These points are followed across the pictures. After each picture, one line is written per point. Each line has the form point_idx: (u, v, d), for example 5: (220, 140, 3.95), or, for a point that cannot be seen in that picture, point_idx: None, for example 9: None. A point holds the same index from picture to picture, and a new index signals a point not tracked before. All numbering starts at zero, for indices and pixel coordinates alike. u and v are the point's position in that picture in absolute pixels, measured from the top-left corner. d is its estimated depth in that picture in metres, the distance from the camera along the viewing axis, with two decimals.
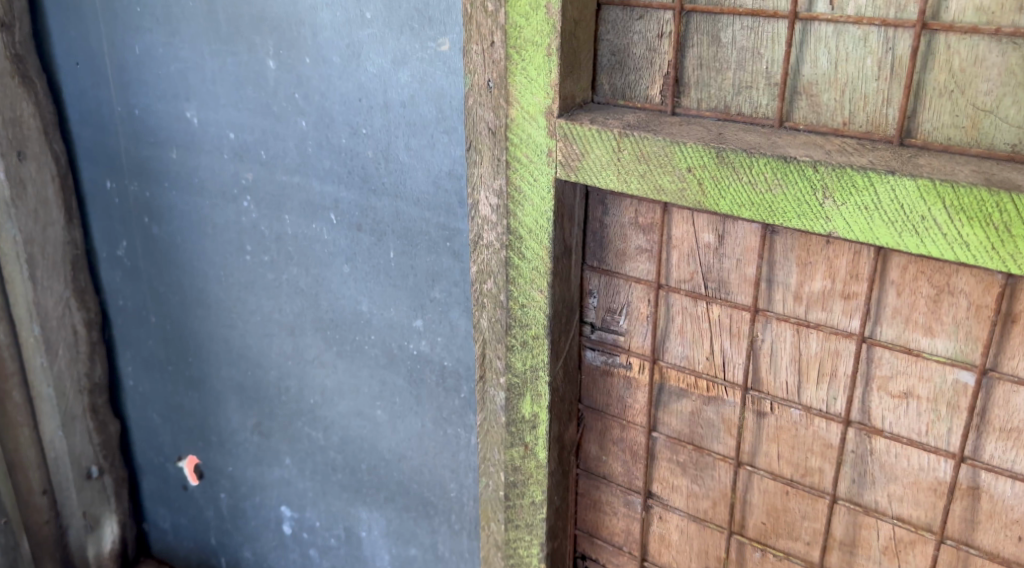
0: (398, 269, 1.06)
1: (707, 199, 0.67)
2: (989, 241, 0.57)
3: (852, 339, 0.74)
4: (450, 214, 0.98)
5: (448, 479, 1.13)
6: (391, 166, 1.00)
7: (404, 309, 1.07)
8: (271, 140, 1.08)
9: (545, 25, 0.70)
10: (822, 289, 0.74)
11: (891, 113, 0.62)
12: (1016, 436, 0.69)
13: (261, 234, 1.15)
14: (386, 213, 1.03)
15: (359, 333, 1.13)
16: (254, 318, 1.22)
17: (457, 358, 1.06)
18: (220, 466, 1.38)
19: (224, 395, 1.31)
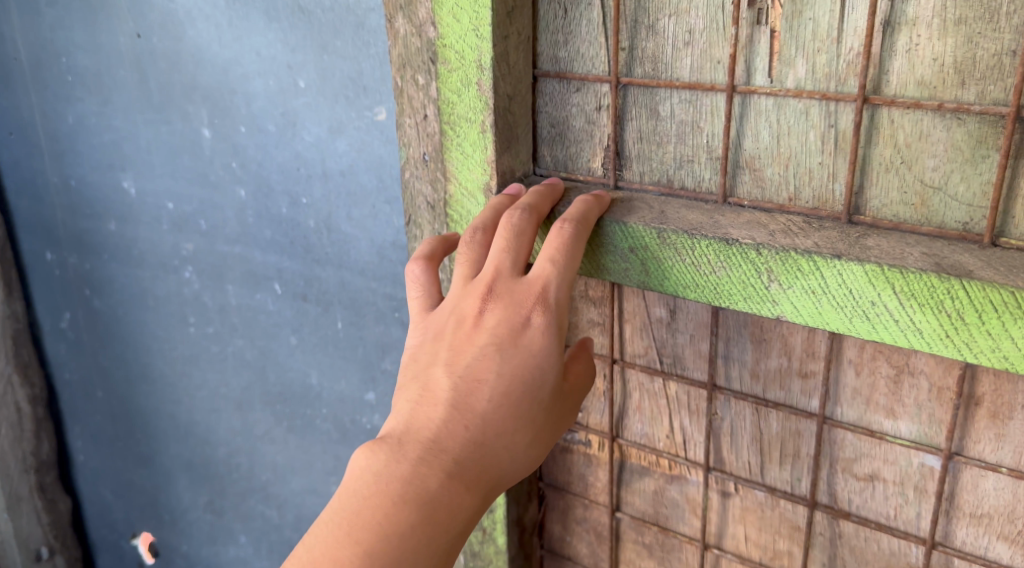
0: (348, 340, 1.01)
1: (653, 279, 0.64)
2: (941, 327, 0.55)
3: (812, 419, 0.70)
4: (396, 284, 0.95)
5: None
6: (334, 236, 0.96)
7: (356, 381, 1.03)
8: (210, 210, 1.05)
9: (477, 102, 0.66)
10: (778, 367, 0.70)
11: (837, 189, 0.60)
12: (987, 521, 0.65)
13: (204, 305, 1.11)
14: (331, 283, 0.99)
15: (310, 407, 1.08)
16: (200, 393, 1.18)
17: None
18: (174, 544, 1.34)
19: (174, 472, 1.27)
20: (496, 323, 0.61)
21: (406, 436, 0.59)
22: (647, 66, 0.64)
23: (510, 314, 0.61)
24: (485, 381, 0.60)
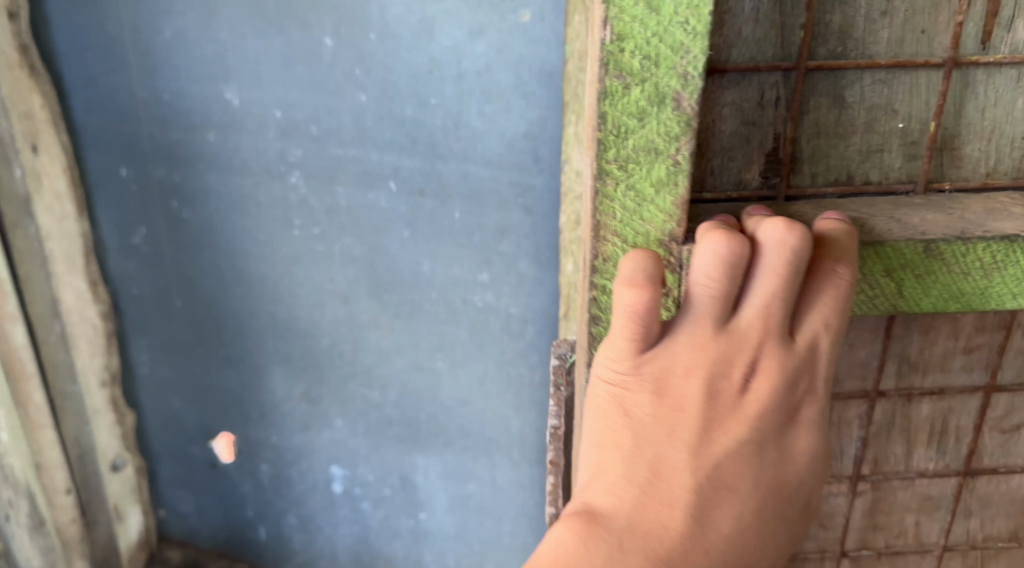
0: (465, 227, 1.33)
1: (913, 295, 0.89)
2: None
3: (978, 390, 1.06)
4: (523, 171, 1.26)
5: (513, 416, 1.48)
6: (462, 131, 1.25)
7: (471, 265, 1.36)
8: (324, 116, 1.29)
9: (677, 119, 0.80)
10: (944, 350, 1.04)
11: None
12: None
13: (311, 208, 1.37)
14: (454, 176, 1.29)
15: (419, 293, 1.40)
16: (303, 289, 1.45)
17: (522, 306, 1.38)
18: (263, 438, 1.63)
19: (270, 367, 1.55)
20: (750, 408, 0.85)
21: (637, 527, 0.81)
22: (834, 46, 0.88)
23: (768, 420, 0.85)
24: (736, 494, 0.84)
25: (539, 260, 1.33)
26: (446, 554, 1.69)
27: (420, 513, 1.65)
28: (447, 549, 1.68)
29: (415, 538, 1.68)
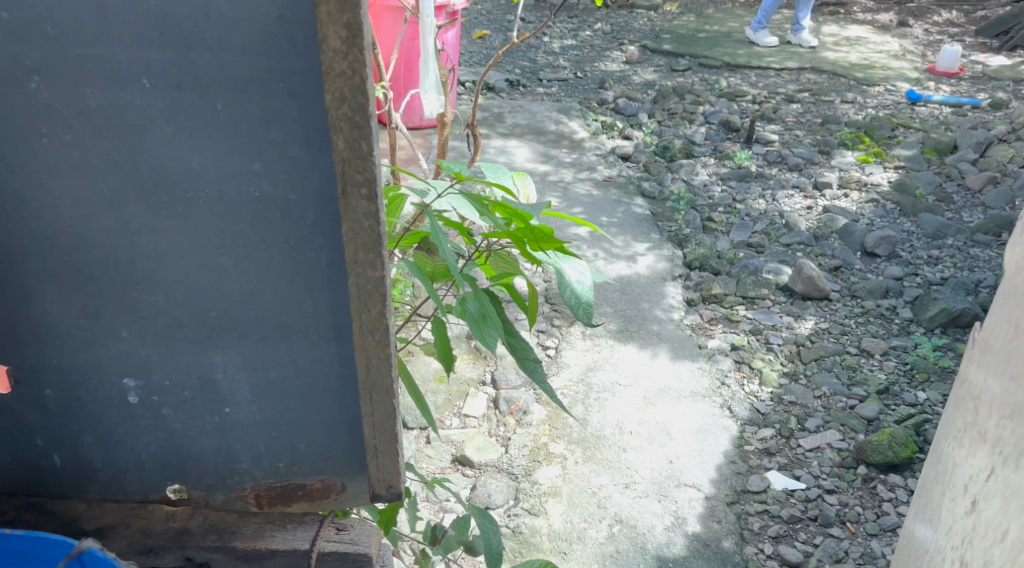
0: (228, 118, 1.41)
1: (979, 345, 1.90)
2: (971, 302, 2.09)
3: None
4: (280, 56, 1.36)
5: (305, 300, 1.57)
6: (210, 20, 1.34)
7: (242, 155, 1.43)
8: (59, 16, 1.35)
9: None
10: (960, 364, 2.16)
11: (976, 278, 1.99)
12: None
13: (59, 112, 1.42)
14: (211, 65, 1.37)
15: (191, 189, 1.46)
16: (63, 201, 1.48)
17: (300, 191, 1.46)
18: (44, 362, 1.62)
19: (40, 288, 1.55)
20: None
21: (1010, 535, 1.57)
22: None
23: None
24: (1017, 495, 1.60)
25: (306, 143, 1.42)
26: (256, 445, 1.72)
27: (224, 407, 1.67)
28: (258, 440, 1.71)
29: (222, 433, 1.70)
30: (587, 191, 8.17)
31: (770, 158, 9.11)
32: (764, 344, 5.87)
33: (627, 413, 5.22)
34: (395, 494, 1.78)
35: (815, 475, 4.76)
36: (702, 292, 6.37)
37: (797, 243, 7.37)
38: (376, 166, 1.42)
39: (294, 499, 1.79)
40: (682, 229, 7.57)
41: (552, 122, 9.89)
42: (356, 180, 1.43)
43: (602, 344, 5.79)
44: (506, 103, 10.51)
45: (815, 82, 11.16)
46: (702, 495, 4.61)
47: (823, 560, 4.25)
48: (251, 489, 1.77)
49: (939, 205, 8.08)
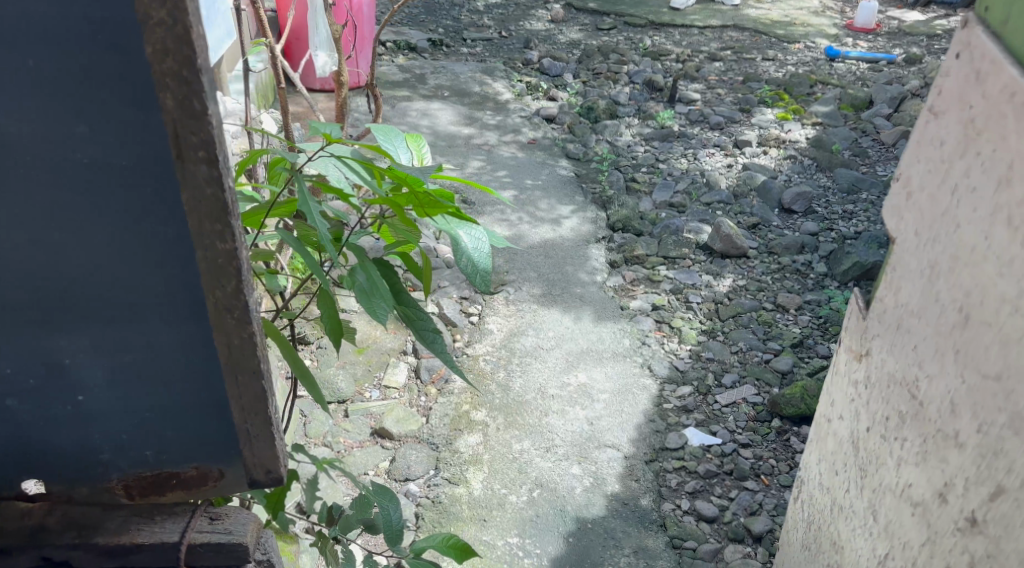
0: (47, 77, 1.38)
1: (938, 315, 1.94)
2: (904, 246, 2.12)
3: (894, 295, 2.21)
4: (93, 7, 1.34)
5: (153, 278, 1.53)
6: None
7: (66, 116, 1.41)
8: None
9: None
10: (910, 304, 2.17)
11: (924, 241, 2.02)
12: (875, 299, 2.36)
13: None
14: (20, 17, 1.35)
15: (14, 154, 1.44)
16: None
17: (132, 156, 1.44)
18: None
19: None
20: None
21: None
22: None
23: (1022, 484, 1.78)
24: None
25: (133, 102, 1.40)
26: (118, 435, 1.66)
27: (77, 396, 1.62)
28: (120, 429, 1.66)
29: (79, 424, 1.64)
30: (513, 153, 8.81)
31: (693, 118, 9.68)
32: (682, 303, 6.89)
33: (552, 377, 5.96)
34: (275, 478, 1.75)
35: (730, 430, 5.68)
36: (625, 255, 7.35)
37: (717, 202, 8.11)
38: (209, 126, 1.42)
39: (168, 488, 1.74)
40: (605, 191, 8.24)
41: (476, 84, 10.27)
42: (191, 143, 1.42)
43: (526, 310, 6.66)
44: (428, 64, 10.79)
45: (737, 39, 11.81)
46: (621, 455, 5.34)
47: (737, 513, 5.05)
48: (118, 481, 1.72)
49: (855, 159, 8.83)
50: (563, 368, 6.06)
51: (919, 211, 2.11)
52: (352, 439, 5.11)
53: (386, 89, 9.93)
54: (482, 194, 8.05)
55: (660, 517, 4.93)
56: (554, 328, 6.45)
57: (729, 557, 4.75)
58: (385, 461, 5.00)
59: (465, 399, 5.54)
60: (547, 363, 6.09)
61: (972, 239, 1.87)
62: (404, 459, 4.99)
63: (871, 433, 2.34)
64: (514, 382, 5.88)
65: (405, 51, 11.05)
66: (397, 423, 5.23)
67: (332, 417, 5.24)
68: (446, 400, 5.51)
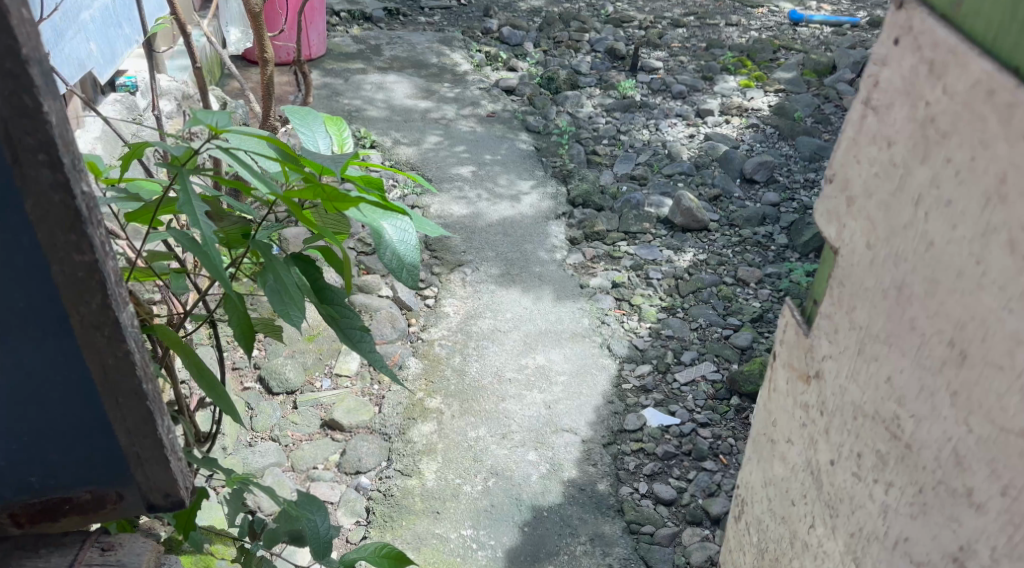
0: None
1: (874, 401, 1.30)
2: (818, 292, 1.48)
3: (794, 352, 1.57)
4: None
5: (18, 294, 1.43)
6: None
7: None
8: None
9: None
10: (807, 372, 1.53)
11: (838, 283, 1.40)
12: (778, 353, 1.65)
13: None
14: None
15: None
16: None
17: None
18: None
19: None
20: None
21: None
22: None
23: None
24: None
25: None
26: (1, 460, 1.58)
27: None
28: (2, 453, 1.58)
29: None
30: (471, 127, 8.63)
31: (655, 87, 9.57)
32: (643, 280, 6.81)
33: (509, 361, 5.86)
34: (175, 503, 1.68)
35: (690, 410, 5.64)
36: (585, 231, 7.22)
37: (679, 173, 8.00)
38: (49, 124, 1.30)
39: (62, 514, 1.66)
40: (565, 165, 8.12)
41: (433, 54, 10.07)
42: (28, 145, 1.30)
43: (484, 291, 6.53)
44: (384, 34, 10.58)
45: (702, 7, 11.77)
46: (579, 439, 5.27)
47: (696, 495, 5.03)
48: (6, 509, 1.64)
49: (816, 126, 8.81)
50: (520, 350, 5.97)
51: (868, 218, 1.31)
52: (300, 432, 5.03)
53: (340, 61, 9.73)
54: (440, 169, 7.89)
55: (617, 502, 4.90)
56: (512, 310, 6.34)
57: (687, 541, 4.73)
58: (335, 454, 4.93)
59: (420, 387, 5.47)
60: (504, 346, 5.99)
61: (952, 289, 1.13)
62: (354, 451, 4.91)
63: (796, 507, 1.58)
64: (470, 366, 5.76)
65: (359, 21, 10.85)
66: (348, 412, 5.15)
67: (280, 409, 5.15)
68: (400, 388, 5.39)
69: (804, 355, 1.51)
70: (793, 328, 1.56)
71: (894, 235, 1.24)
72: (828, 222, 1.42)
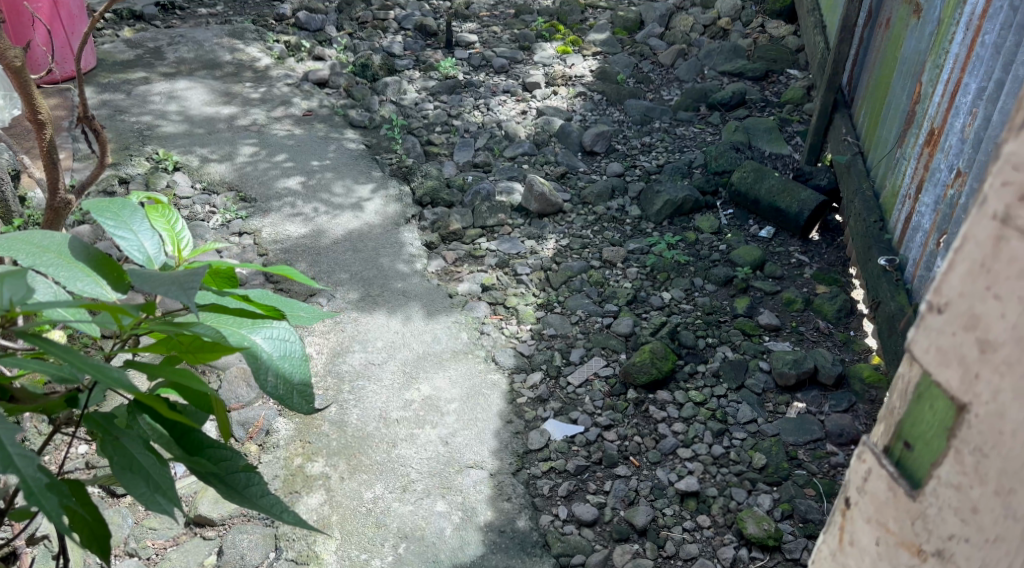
0: None
1: None
2: (922, 434, 1.26)
3: (874, 494, 1.33)
4: None
5: None
6: None
7: None
8: None
9: None
10: (898, 525, 1.30)
11: (961, 421, 1.19)
12: (846, 495, 1.39)
13: None
14: None
15: None
16: None
17: None
18: None
19: None
20: None
21: None
22: None
23: None
24: None
25: None
26: None
27: None
28: None
29: None
30: (288, 131, 7.78)
31: (475, 62, 9.09)
32: (512, 278, 6.26)
33: (390, 398, 5.22)
34: None
35: (590, 414, 5.15)
36: (440, 234, 6.61)
37: (521, 155, 7.56)
38: None
39: None
40: (403, 161, 7.43)
41: (224, 50, 9.07)
42: None
43: (345, 321, 5.77)
44: (162, 33, 9.44)
45: None
46: (487, 473, 4.78)
47: (616, 507, 4.61)
48: None
49: (640, 87, 8.68)
50: (400, 384, 5.31)
51: (1010, 369, 1.13)
52: (161, 538, 4.34)
53: (117, 72, 8.58)
54: (264, 185, 6.98)
55: (540, 536, 4.45)
56: (382, 338, 5.63)
57: (619, 562, 4.32)
58: (212, 555, 4.27)
59: (295, 451, 4.84)
60: (383, 383, 5.31)
61: None
62: (235, 547, 4.28)
63: None
64: (350, 415, 5.08)
65: (129, 21, 9.66)
66: (217, 502, 4.50)
67: (132, 515, 4.42)
68: (271, 458, 4.80)
69: (913, 524, 1.28)
70: (884, 482, 1.31)
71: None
72: (941, 363, 1.21)
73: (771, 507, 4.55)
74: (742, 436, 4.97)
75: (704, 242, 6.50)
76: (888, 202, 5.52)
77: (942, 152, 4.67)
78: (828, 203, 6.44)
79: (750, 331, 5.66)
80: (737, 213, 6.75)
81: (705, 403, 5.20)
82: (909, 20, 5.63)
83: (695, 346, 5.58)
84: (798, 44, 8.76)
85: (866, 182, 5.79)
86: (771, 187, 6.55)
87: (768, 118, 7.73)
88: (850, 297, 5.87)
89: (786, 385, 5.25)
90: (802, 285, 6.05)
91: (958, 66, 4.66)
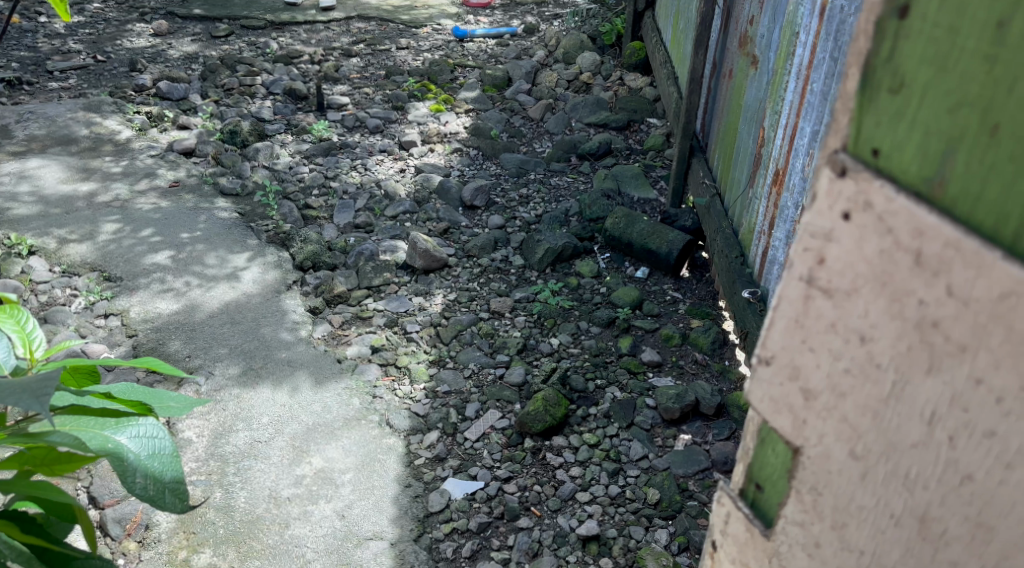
0: None
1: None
2: (768, 475, 1.69)
3: (741, 529, 1.76)
4: None
5: None
6: None
7: None
8: None
9: None
10: (757, 552, 1.73)
11: (791, 461, 1.62)
12: (723, 534, 1.82)
13: None
14: None
15: None
16: None
17: None
18: None
19: None
20: None
21: None
22: None
23: None
24: None
25: None
26: None
27: None
28: None
29: None
30: (155, 204, 7.58)
31: (348, 124, 9.10)
32: (402, 336, 6.23)
33: (280, 476, 5.11)
34: None
35: (489, 468, 5.17)
36: (325, 297, 6.55)
37: (402, 213, 7.56)
38: None
39: None
40: (280, 228, 7.36)
41: (80, 125, 8.78)
42: None
43: (227, 399, 5.62)
44: (11, 109, 9.07)
45: (366, 31, 11.74)
46: (387, 544, 4.71)
47: (521, 560, 4.62)
48: None
49: (513, 140, 8.89)
50: (290, 460, 5.20)
51: (821, 416, 1.53)
52: None
53: None
54: (131, 263, 6.78)
55: None
56: (268, 413, 5.51)
57: None
58: None
59: (179, 544, 4.67)
60: (272, 462, 5.19)
61: (921, 476, 1.40)
62: None
63: None
64: (237, 499, 4.93)
65: None
66: None
67: None
68: (153, 555, 4.62)
69: (771, 557, 1.70)
70: (743, 521, 1.75)
71: (890, 452, 1.43)
72: (775, 412, 1.63)
73: (668, 541, 4.65)
74: (635, 474, 5.09)
75: (585, 286, 6.66)
76: (746, 238, 5.80)
77: (788, 191, 4.97)
78: (694, 242, 6.72)
79: (635, 369, 5.82)
80: (613, 256, 6.96)
81: (598, 444, 5.30)
82: (749, 71, 5.99)
83: (586, 389, 5.69)
84: (655, 94, 9.19)
85: (726, 221, 6.10)
86: (642, 231, 6.79)
87: (634, 165, 8.05)
88: (722, 328, 6.10)
89: (671, 419, 5.40)
90: (679, 320, 6.27)
91: (794, 111, 4.99)
